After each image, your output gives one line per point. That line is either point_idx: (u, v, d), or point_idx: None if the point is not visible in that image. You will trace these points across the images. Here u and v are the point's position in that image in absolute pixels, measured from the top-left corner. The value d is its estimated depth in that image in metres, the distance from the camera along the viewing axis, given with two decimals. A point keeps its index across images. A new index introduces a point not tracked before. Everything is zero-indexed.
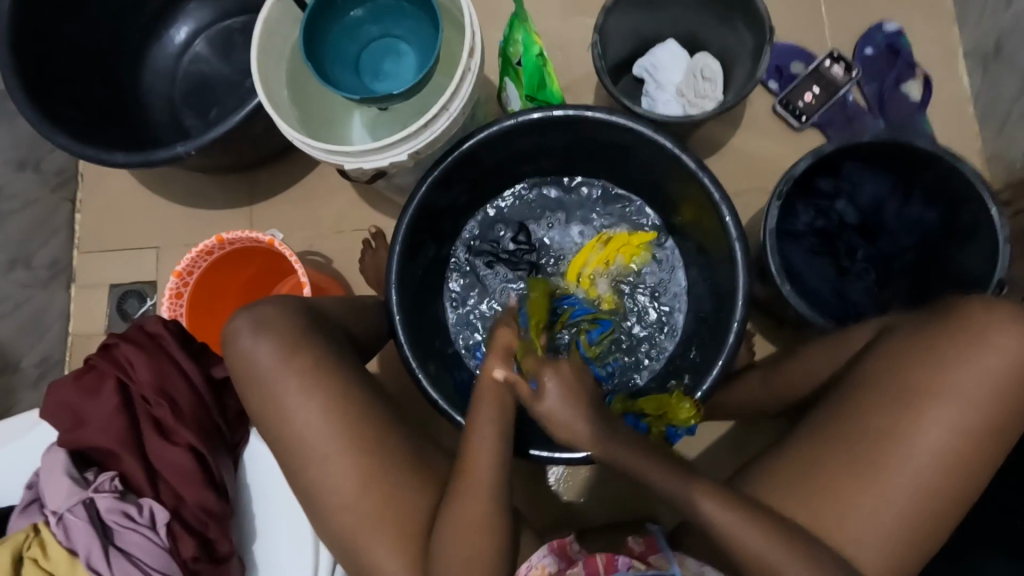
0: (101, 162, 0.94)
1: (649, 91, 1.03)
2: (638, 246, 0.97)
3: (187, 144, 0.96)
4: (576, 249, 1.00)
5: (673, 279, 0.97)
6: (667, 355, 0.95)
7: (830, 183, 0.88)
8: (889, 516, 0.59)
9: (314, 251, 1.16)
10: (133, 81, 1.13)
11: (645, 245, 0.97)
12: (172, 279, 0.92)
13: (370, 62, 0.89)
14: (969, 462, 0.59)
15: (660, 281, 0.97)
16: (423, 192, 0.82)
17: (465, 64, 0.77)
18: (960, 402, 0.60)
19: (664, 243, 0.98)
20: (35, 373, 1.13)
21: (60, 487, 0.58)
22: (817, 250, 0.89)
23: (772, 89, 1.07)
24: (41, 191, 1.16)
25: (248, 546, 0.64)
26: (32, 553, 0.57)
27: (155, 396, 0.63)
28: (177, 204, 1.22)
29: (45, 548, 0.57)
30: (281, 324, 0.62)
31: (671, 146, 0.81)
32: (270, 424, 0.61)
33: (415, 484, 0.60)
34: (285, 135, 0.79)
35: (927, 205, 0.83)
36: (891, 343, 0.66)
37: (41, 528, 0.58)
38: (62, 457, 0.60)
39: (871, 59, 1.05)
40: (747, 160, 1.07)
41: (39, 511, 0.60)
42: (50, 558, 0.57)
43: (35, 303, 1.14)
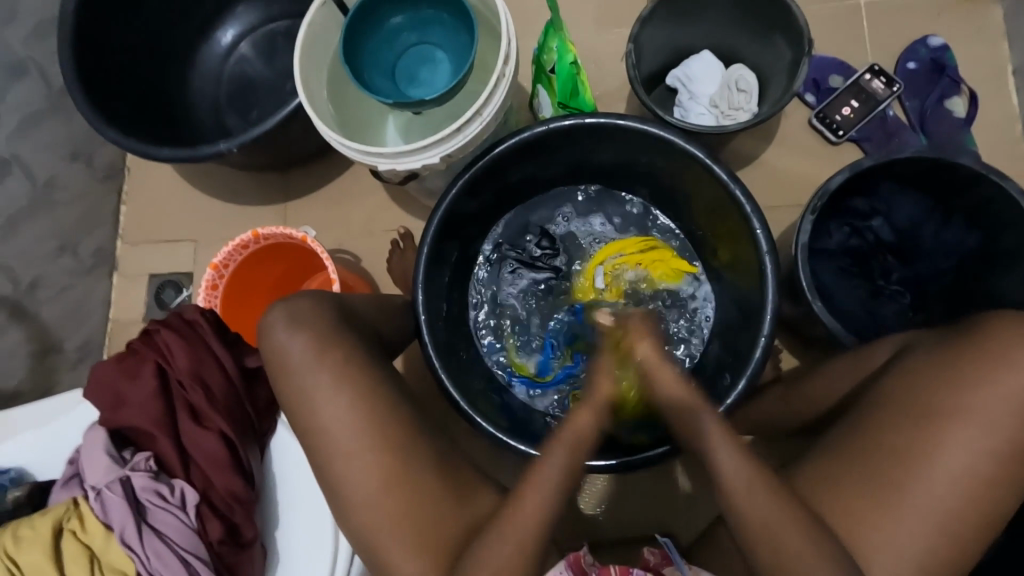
0: (148, 157, 0.98)
1: (682, 102, 1.03)
2: (674, 268, 0.97)
3: (230, 142, 0.99)
4: (599, 244, 1.00)
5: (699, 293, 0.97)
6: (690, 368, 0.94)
7: (865, 201, 0.85)
8: (921, 541, 0.56)
9: (343, 249, 1.19)
10: (181, 80, 1.18)
11: (681, 271, 0.97)
12: (208, 271, 0.95)
13: (407, 68, 0.92)
14: (1008, 491, 0.57)
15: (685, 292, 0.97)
16: (453, 195, 0.84)
17: (500, 71, 0.78)
18: (989, 425, 0.57)
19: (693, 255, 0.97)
20: (76, 356, 1.18)
21: (100, 463, 0.61)
22: (850, 270, 0.87)
23: (810, 102, 1.06)
24: (90, 182, 1.22)
25: (271, 534, 0.66)
26: (70, 525, 0.59)
27: (191, 382, 0.65)
28: (216, 199, 1.27)
29: (83, 521, 0.60)
30: (312, 319, 0.64)
31: (703, 157, 0.80)
32: (296, 416, 0.62)
33: (435, 480, 0.60)
34: (323, 135, 0.81)
35: (967, 228, 0.80)
36: (914, 361, 0.64)
37: (80, 502, 0.61)
38: (103, 434, 0.63)
39: (914, 74, 1.03)
40: (780, 174, 1.05)
41: (79, 485, 0.63)
42: (87, 530, 0.59)
43: (79, 289, 1.19)
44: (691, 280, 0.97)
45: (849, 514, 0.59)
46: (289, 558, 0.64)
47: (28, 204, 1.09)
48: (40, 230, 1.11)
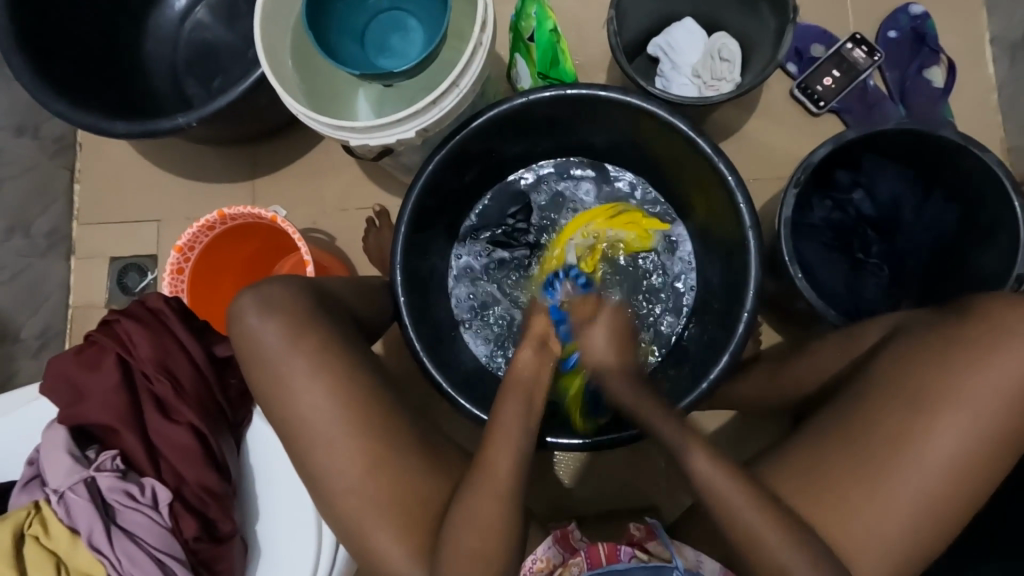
0: (99, 131, 0.92)
1: (664, 71, 1.01)
2: (647, 230, 0.95)
3: (188, 115, 0.93)
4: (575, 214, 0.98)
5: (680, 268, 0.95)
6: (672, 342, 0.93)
7: (848, 175, 0.85)
8: (905, 519, 0.58)
9: (316, 228, 1.15)
10: (132, 47, 1.10)
11: (654, 231, 0.95)
12: (172, 254, 0.90)
13: (376, 36, 0.87)
14: (983, 460, 0.58)
15: (665, 263, 0.96)
16: (430, 171, 0.80)
17: (477, 39, 0.74)
18: (975, 406, 0.58)
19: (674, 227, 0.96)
20: (34, 343, 1.12)
21: (62, 465, 0.58)
22: (832, 245, 0.86)
23: (792, 72, 1.04)
24: (39, 158, 1.14)
25: (251, 528, 0.64)
26: (32, 531, 0.56)
27: (156, 373, 0.62)
28: (178, 176, 1.20)
29: (46, 526, 0.57)
30: (286, 306, 0.60)
31: (686, 129, 0.78)
32: (272, 408, 0.59)
33: (420, 466, 0.59)
34: (288, 107, 0.76)
35: (947, 203, 0.81)
36: (906, 343, 0.65)
37: (41, 505, 0.58)
38: (63, 434, 0.60)
39: (895, 44, 1.02)
40: (761, 146, 1.04)
41: (39, 487, 0.59)
42: (51, 535, 0.56)
43: (33, 273, 1.13)
44: (664, 238, 0.96)
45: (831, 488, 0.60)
46: (271, 551, 0.63)
47: None
48: None
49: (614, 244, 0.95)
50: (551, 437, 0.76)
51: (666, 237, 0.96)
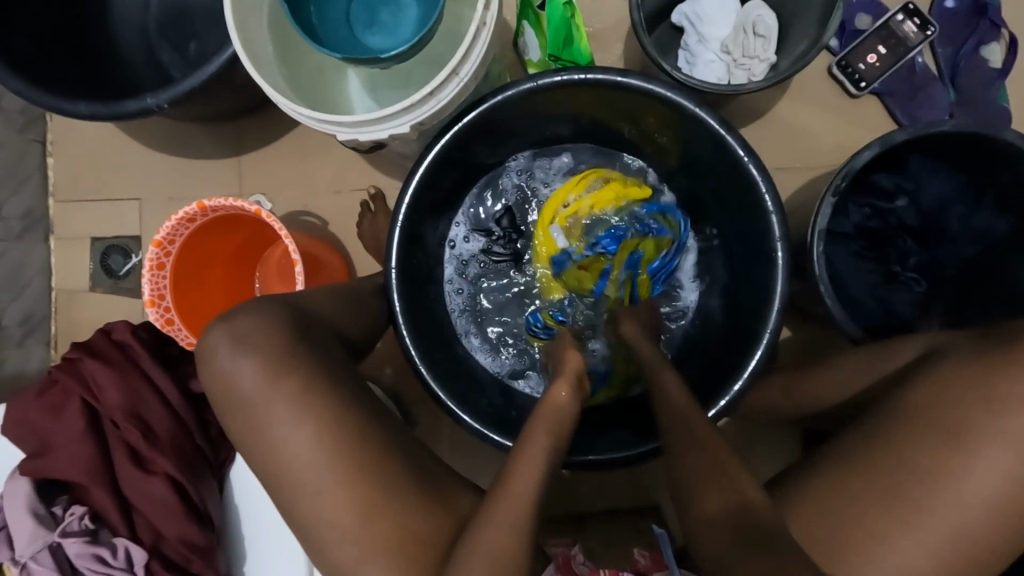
0: (61, 112, 0.83)
1: (688, 45, 0.90)
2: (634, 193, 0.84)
3: (158, 96, 0.84)
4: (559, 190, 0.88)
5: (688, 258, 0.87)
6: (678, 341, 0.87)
7: (890, 179, 0.77)
8: (929, 560, 0.54)
9: (306, 212, 1.07)
10: (95, 7, 0.99)
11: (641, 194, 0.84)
12: (151, 249, 0.84)
13: (363, 10, 0.77)
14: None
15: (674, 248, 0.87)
16: (426, 167, 0.73)
17: (480, 17, 0.65)
18: (1014, 447, 0.54)
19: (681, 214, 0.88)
20: (18, 330, 1.08)
21: (26, 527, 0.56)
22: (864, 253, 0.79)
23: (832, 47, 0.93)
24: (5, 133, 1.05)
25: (240, 572, 0.60)
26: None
27: (126, 420, 0.60)
28: (158, 151, 1.11)
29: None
30: (260, 338, 0.55)
31: (715, 123, 0.70)
32: (252, 449, 0.55)
33: (415, 513, 0.55)
34: (268, 98, 0.67)
35: (998, 213, 0.72)
36: (948, 368, 0.60)
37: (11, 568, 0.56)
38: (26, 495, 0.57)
39: (951, 15, 0.91)
40: (791, 130, 0.95)
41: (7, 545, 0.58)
42: None
43: (10, 256, 1.06)
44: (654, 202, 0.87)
45: (860, 543, 0.56)
46: None
47: None
48: None
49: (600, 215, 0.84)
50: (578, 454, 0.72)
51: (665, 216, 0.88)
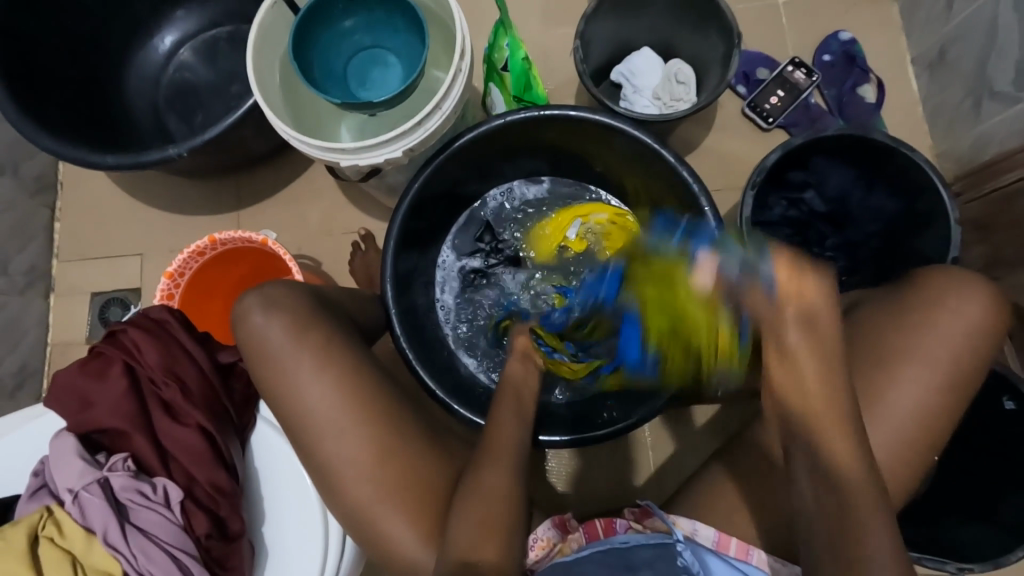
0: (89, 164, 0.94)
1: (627, 95, 1.09)
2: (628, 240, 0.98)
3: (179, 146, 0.97)
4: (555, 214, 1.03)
5: None
6: None
7: (800, 174, 0.93)
8: (873, 469, 0.62)
9: (303, 255, 1.17)
10: (116, 86, 1.13)
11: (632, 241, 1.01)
12: (163, 280, 0.92)
13: (356, 71, 0.92)
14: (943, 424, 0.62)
15: None
16: (415, 190, 0.85)
17: (456, 64, 0.81)
18: (930, 361, 0.62)
19: None
20: (11, 383, 1.09)
21: (73, 467, 0.59)
22: (792, 239, 0.97)
23: (741, 93, 1.14)
24: (18, 197, 1.13)
25: (258, 528, 0.65)
26: (46, 532, 0.57)
27: (164, 378, 0.64)
28: (162, 209, 1.20)
29: (60, 526, 0.57)
30: (288, 305, 0.64)
31: (651, 141, 0.84)
32: (280, 404, 0.62)
33: (424, 462, 0.61)
34: (278, 132, 0.82)
35: (889, 195, 0.91)
36: (867, 311, 0.68)
37: (54, 508, 0.58)
38: (73, 440, 0.61)
39: (830, 65, 1.14)
40: (720, 160, 1.14)
41: (49, 494, 0.60)
42: (66, 536, 0.57)
43: (12, 310, 1.10)
44: None
45: None
46: (280, 551, 0.65)
47: None
48: None
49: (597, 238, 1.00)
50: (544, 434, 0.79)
51: None
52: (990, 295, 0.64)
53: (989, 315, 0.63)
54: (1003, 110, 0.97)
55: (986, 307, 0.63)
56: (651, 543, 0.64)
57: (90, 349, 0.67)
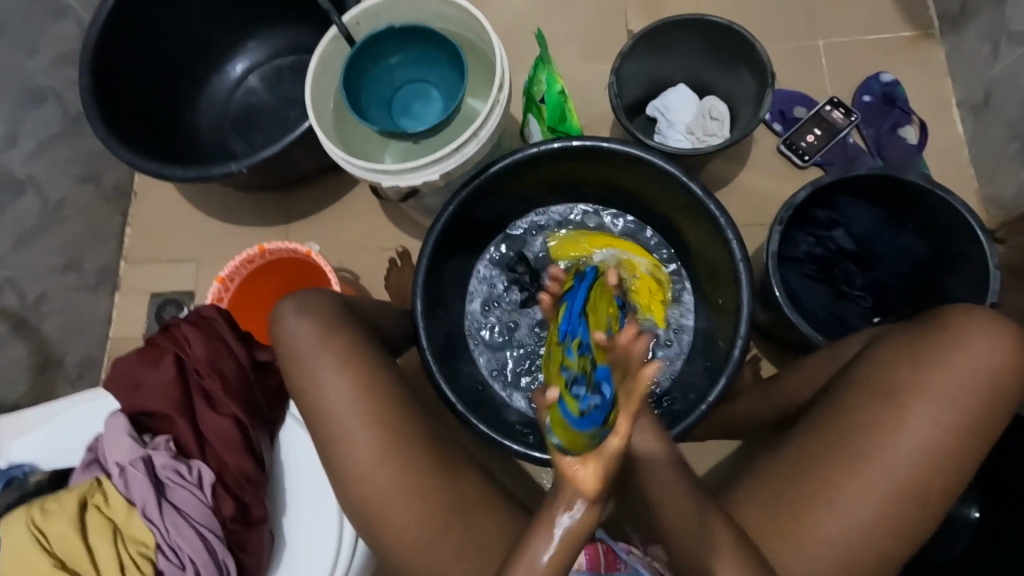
0: (161, 176, 1.03)
1: (661, 129, 1.12)
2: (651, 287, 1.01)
3: (240, 163, 1.05)
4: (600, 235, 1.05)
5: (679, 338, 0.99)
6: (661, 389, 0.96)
7: (825, 213, 0.94)
8: (879, 504, 0.61)
9: (343, 268, 1.24)
10: (192, 108, 1.25)
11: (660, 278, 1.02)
12: (215, 284, 0.99)
13: (401, 103, 1.00)
14: (958, 464, 0.61)
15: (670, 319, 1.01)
16: (450, 212, 0.89)
17: (494, 96, 0.87)
18: (942, 399, 0.62)
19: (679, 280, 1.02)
20: (74, 372, 1.18)
21: (122, 443, 0.64)
22: (813, 276, 0.96)
23: (776, 130, 1.15)
24: (98, 204, 1.24)
25: (277, 519, 0.69)
26: (94, 500, 0.62)
27: (208, 370, 0.70)
28: (220, 220, 1.30)
29: (107, 497, 0.63)
30: (319, 308, 0.69)
31: (679, 173, 0.86)
32: (304, 399, 0.66)
33: (437, 470, 0.64)
34: (328, 153, 0.89)
35: (917, 237, 0.91)
36: (882, 347, 0.68)
37: (103, 480, 0.64)
38: (124, 420, 0.66)
39: (870, 106, 1.13)
40: (752, 196, 1.14)
41: (100, 468, 0.66)
42: (111, 505, 0.62)
43: (81, 306, 1.20)
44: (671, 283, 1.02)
45: (810, 506, 0.62)
46: (296, 542, 0.68)
47: (38, 222, 1.11)
48: (46, 249, 1.13)
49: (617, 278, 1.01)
50: None
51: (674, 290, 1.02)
52: (1014, 342, 0.62)
53: (1010, 357, 0.62)
54: None
55: (1004, 350, 0.62)
56: None
57: (147, 339, 0.74)
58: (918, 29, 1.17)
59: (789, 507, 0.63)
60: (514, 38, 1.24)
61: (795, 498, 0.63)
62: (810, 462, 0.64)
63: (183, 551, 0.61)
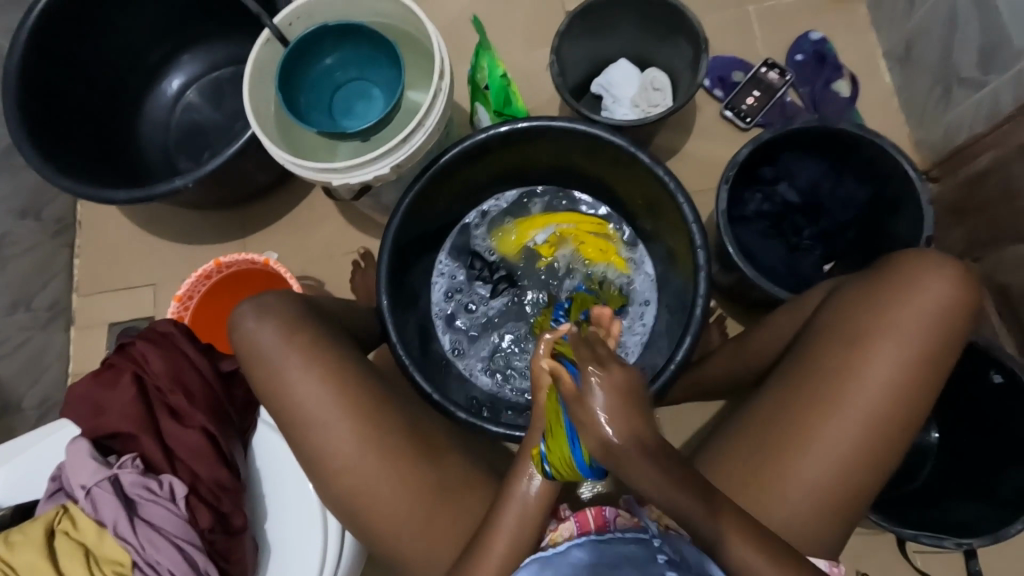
0: (103, 200, 1.00)
1: (607, 106, 1.14)
2: (601, 246, 1.05)
3: (185, 178, 1.02)
4: (541, 212, 1.07)
5: (646, 301, 1.02)
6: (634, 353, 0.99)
7: (771, 170, 0.98)
8: (847, 443, 0.64)
9: (306, 276, 1.22)
10: (129, 129, 1.21)
11: (612, 241, 1.05)
12: (173, 304, 0.97)
13: (343, 103, 0.99)
14: (918, 397, 0.65)
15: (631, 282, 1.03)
16: (405, 205, 0.89)
17: (437, 85, 0.87)
18: (901, 338, 0.65)
19: (636, 247, 1.04)
20: (36, 413, 1.14)
21: (86, 466, 0.63)
22: (767, 232, 1.00)
23: (718, 96, 1.18)
24: (41, 238, 1.19)
25: (260, 526, 0.70)
26: (62, 526, 0.61)
27: (171, 384, 0.69)
28: (173, 241, 1.26)
29: (75, 520, 0.61)
30: (282, 311, 0.68)
31: (627, 145, 0.87)
32: (276, 404, 0.65)
33: (419, 458, 0.64)
34: (273, 157, 0.87)
35: (858, 183, 0.94)
36: (844, 295, 0.70)
37: (70, 505, 0.62)
38: (85, 445, 0.65)
39: (802, 65, 1.17)
40: (701, 162, 1.17)
41: (66, 495, 0.64)
42: (80, 529, 0.61)
43: (36, 345, 1.15)
44: (628, 249, 1.04)
45: (779, 451, 0.66)
46: (281, 549, 0.69)
47: None
48: None
49: (568, 251, 1.06)
50: None
51: (633, 257, 1.04)
52: (960, 278, 0.66)
53: (958, 292, 0.66)
54: (970, 96, 0.99)
55: (953, 286, 0.66)
56: (630, 537, 0.60)
57: (103, 361, 0.73)
58: None
59: (762, 457, 0.66)
60: (453, 29, 1.24)
61: (770, 447, 0.66)
62: (778, 411, 0.67)
63: (161, 565, 0.60)
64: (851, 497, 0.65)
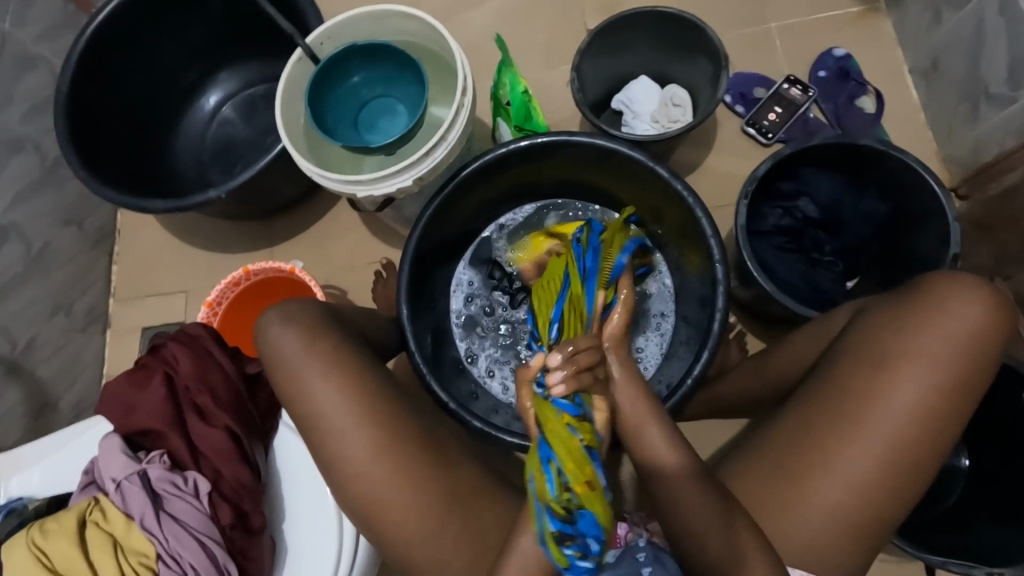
0: (142, 210, 1.05)
1: (627, 121, 1.15)
2: None
3: (219, 189, 1.07)
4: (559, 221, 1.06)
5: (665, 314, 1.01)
6: (652, 366, 0.99)
7: (790, 184, 0.97)
8: (870, 466, 0.63)
9: (330, 285, 1.25)
10: (168, 144, 1.27)
11: None
12: (203, 310, 1.01)
13: (369, 119, 1.02)
14: (946, 423, 0.63)
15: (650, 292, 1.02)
16: (427, 217, 0.91)
17: (459, 101, 0.89)
18: (930, 362, 0.63)
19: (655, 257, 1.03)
20: (72, 413, 1.19)
21: (117, 461, 0.66)
22: (786, 246, 0.99)
23: (739, 112, 1.18)
24: (82, 246, 1.25)
25: (279, 527, 0.72)
26: (93, 517, 0.64)
27: (197, 385, 0.72)
28: (205, 250, 1.31)
29: (105, 513, 0.64)
30: (305, 317, 0.70)
31: (646, 160, 0.88)
32: (297, 408, 0.67)
33: (433, 465, 0.65)
34: (301, 170, 0.91)
35: (879, 199, 0.94)
36: (870, 315, 0.69)
37: (101, 497, 0.65)
38: (118, 440, 0.68)
39: (825, 81, 1.17)
40: (721, 177, 1.17)
41: (98, 488, 0.67)
42: (110, 521, 0.64)
43: (74, 347, 1.21)
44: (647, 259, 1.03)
45: (798, 471, 0.65)
46: (298, 552, 0.70)
47: (24, 268, 1.12)
48: (35, 293, 1.14)
49: None
50: None
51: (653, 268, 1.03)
52: (991, 302, 0.65)
53: (988, 316, 0.64)
54: (1000, 112, 0.98)
55: (982, 309, 0.64)
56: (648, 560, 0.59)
57: (137, 362, 0.77)
58: (864, 3, 1.22)
59: (779, 475, 0.65)
60: (477, 47, 1.28)
61: (789, 466, 0.65)
62: (796, 429, 0.67)
63: (184, 559, 0.62)
64: (872, 520, 0.63)
